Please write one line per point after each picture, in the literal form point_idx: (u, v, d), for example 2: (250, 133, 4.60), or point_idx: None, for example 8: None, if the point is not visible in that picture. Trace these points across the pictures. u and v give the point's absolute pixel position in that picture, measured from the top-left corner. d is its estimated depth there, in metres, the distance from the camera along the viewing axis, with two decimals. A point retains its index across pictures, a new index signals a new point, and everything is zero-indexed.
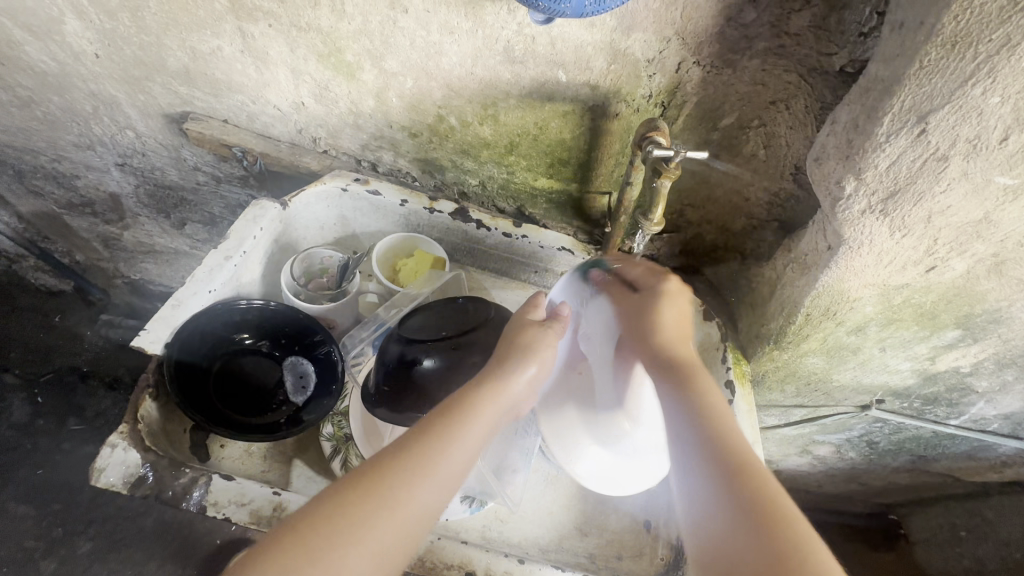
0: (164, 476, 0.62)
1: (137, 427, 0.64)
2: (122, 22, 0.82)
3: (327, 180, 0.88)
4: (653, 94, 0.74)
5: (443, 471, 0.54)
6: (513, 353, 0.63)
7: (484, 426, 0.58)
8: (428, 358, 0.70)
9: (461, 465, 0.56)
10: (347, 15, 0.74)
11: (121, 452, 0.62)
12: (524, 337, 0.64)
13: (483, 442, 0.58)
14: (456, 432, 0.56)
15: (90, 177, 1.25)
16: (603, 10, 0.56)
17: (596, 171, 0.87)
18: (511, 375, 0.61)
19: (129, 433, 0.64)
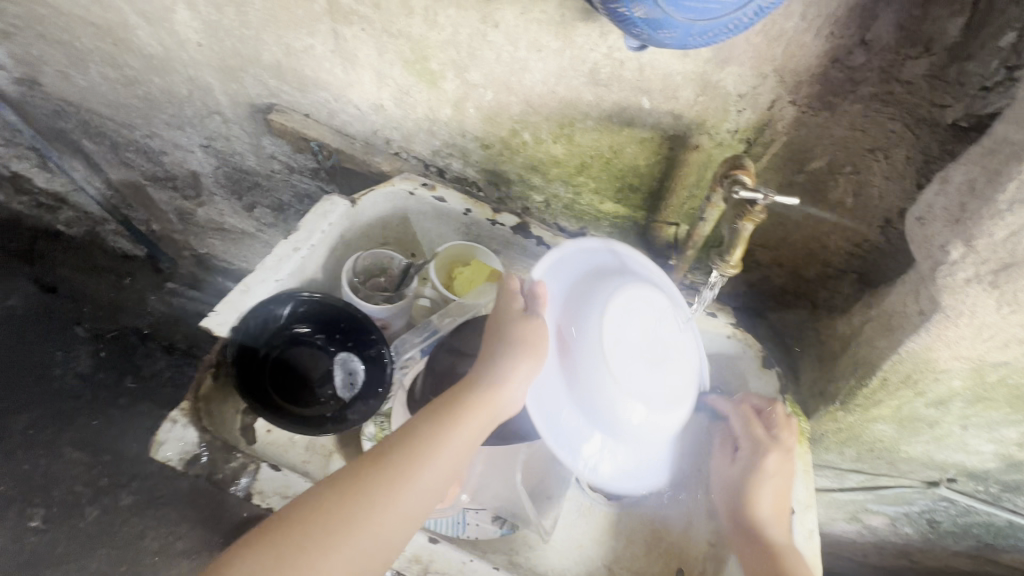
0: (217, 458, 0.65)
1: (197, 404, 0.67)
2: (227, 15, 0.87)
3: (396, 183, 0.90)
4: (740, 129, 0.71)
5: (430, 464, 0.59)
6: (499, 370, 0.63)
7: (470, 425, 0.60)
8: None
9: (449, 461, 0.60)
10: (438, 25, 0.75)
11: (180, 428, 0.65)
12: (512, 330, 0.64)
13: (471, 441, 0.61)
14: (441, 428, 0.60)
15: (176, 154, 1.32)
16: (709, 42, 0.51)
17: (666, 201, 0.85)
18: (496, 397, 0.62)
19: (189, 409, 0.67)
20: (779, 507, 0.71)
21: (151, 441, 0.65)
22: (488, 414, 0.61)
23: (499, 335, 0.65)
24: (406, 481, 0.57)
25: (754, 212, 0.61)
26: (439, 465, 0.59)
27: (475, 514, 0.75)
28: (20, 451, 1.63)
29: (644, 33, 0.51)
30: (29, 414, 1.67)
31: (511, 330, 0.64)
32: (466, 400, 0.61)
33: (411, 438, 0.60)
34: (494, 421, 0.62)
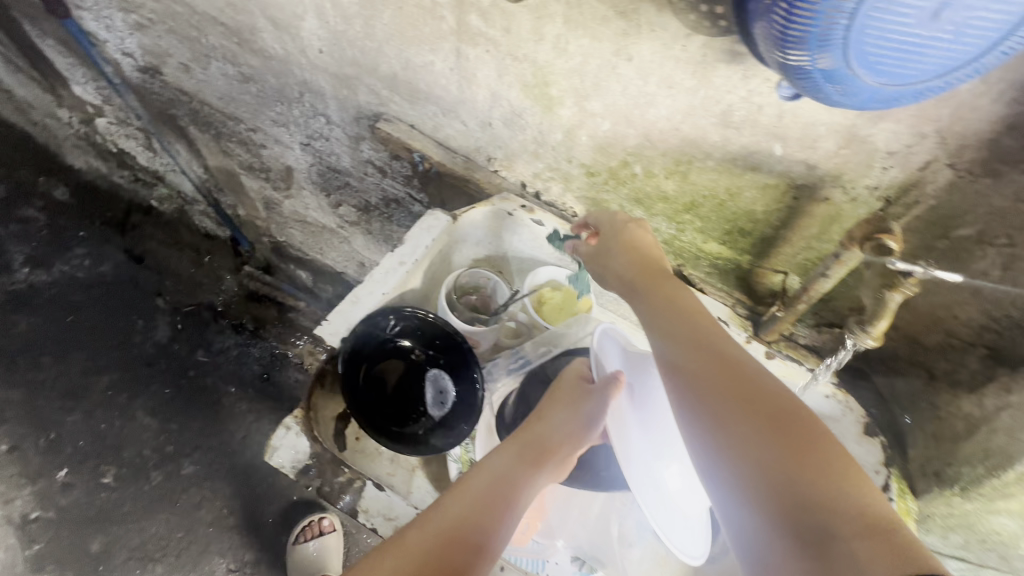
0: (326, 471, 0.69)
1: (307, 414, 0.71)
2: (354, 26, 0.89)
3: (496, 203, 0.89)
4: (880, 187, 0.67)
5: (496, 500, 0.63)
6: (549, 405, 0.72)
7: (528, 465, 0.67)
8: (556, 412, 0.71)
9: (512, 499, 0.64)
10: (567, 54, 0.74)
11: (293, 436, 0.70)
12: (560, 386, 0.74)
13: (526, 476, 0.66)
14: (504, 468, 0.66)
15: (274, 149, 1.37)
16: (886, 108, 0.47)
17: (776, 249, 0.82)
18: (551, 425, 0.70)
19: (300, 418, 0.71)
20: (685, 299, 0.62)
21: (267, 446, 0.70)
22: (547, 457, 0.68)
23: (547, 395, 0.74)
24: (474, 514, 0.60)
25: (905, 283, 0.61)
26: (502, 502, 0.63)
27: (555, 554, 0.77)
28: (97, 410, 1.71)
29: (813, 82, 0.46)
30: (108, 376, 1.75)
31: (558, 388, 0.74)
32: (525, 445, 0.69)
33: (472, 480, 0.64)
34: (547, 458, 0.68)
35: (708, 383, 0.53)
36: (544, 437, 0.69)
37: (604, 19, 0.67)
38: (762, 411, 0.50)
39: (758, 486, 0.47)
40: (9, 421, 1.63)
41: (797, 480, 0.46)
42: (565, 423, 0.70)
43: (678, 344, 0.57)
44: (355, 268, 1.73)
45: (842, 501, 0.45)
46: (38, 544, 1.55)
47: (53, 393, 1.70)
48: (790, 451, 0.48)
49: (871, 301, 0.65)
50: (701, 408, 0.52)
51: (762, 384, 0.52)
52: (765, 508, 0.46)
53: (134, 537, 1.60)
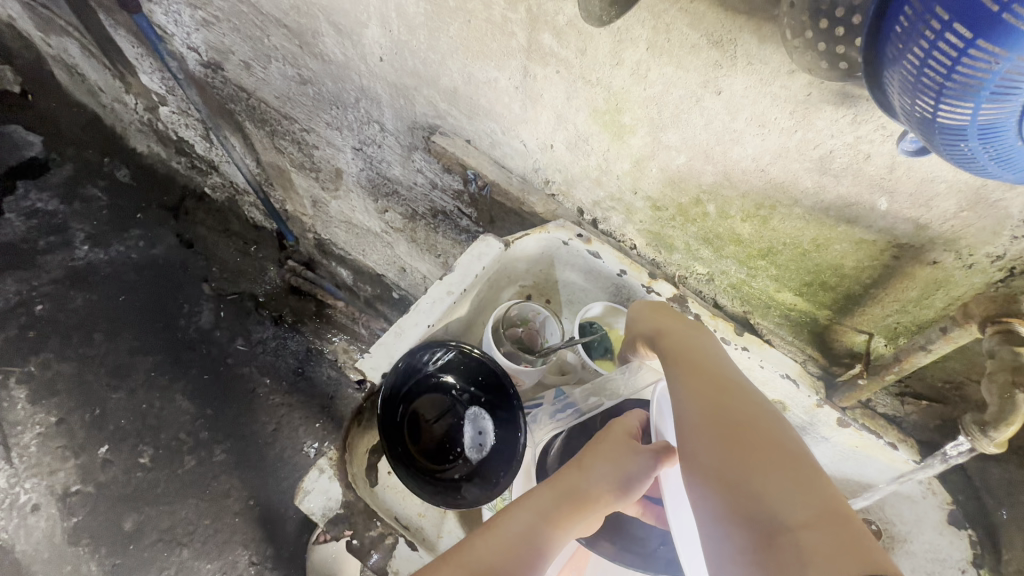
0: (358, 522, 0.66)
1: (343, 457, 0.69)
2: (418, 38, 0.85)
3: (551, 230, 0.83)
4: (1004, 258, 0.58)
5: (520, 552, 0.57)
6: (592, 458, 0.64)
7: (563, 518, 0.60)
8: (600, 471, 0.63)
9: (539, 552, 0.58)
10: (647, 81, 0.67)
11: (326, 480, 0.67)
12: (609, 432, 0.67)
13: (552, 533, 0.60)
14: (536, 516, 0.60)
15: (326, 151, 1.36)
16: None
17: (862, 309, 0.73)
18: (591, 482, 0.62)
19: (335, 460, 0.69)
20: (678, 336, 0.67)
21: (297, 487, 0.67)
22: (583, 510, 0.61)
23: (593, 439, 0.67)
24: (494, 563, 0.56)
25: None
26: (528, 554, 0.57)
27: None
28: (140, 390, 1.75)
29: (961, 140, 0.39)
30: (153, 357, 1.80)
31: (607, 434, 0.67)
32: (561, 493, 0.62)
33: (498, 526, 0.59)
34: (579, 518, 0.61)
35: (688, 400, 0.57)
36: (584, 490, 0.62)
37: (693, 47, 0.60)
38: (728, 418, 0.53)
39: (715, 485, 0.50)
40: (59, 394, 1.69)
41: (752, 478, 0.48)
42: (610, 477, 0.63)
43: (672, 371, 0.62)
44: (395, 273, 1.71)
45: (790, 497, 0.46)
46: (76, 517, 1.59)
47: (101, 370, 1.75)
48: (747, 451, 0.50)
49: (994, 398, 0.57)
50: (682, 421, 0.56)
51: (734, 398, 0.55)
52: (724, 505, 0.48)
53: (164, 519, 1.63)
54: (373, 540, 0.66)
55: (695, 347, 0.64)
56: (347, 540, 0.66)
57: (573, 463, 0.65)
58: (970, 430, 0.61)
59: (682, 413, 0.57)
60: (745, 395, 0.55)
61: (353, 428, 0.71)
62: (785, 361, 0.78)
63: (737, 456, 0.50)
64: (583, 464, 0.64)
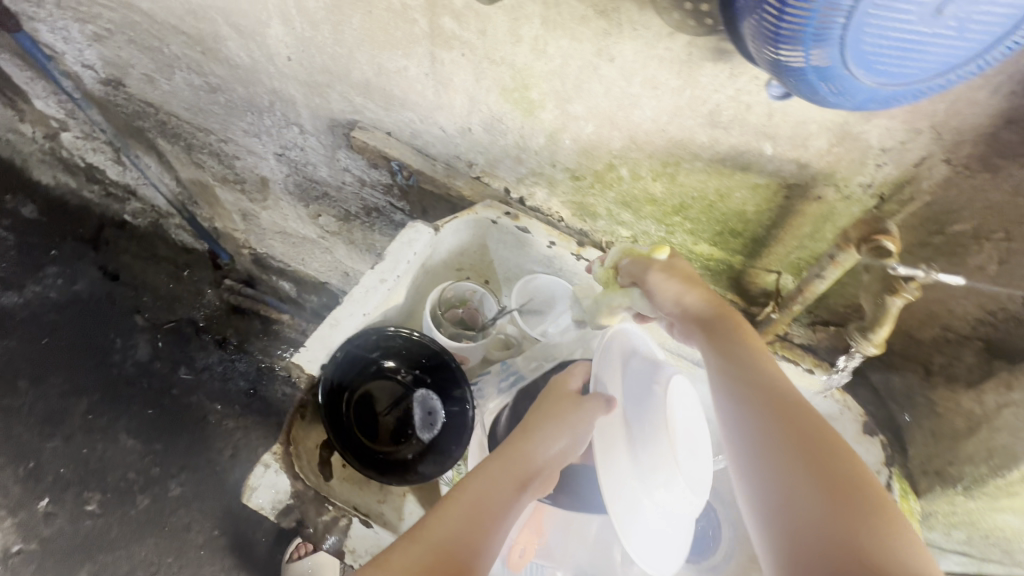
0: (308, 509, 0.66)
1: (288, 449, 0.67)
2: (322, 32, 0.85)
3: (479, 211, 0.86)
4: (875, 185, 0.65)
5: (473, 508, 0.57)
6: (537, 421, 0.67)
7: (511, 472, 0.62)
8: (540, 429, 0.66)
9: (491, 509, 0.58)
10: (546, 55, 0.71)
11: (272, 474, 0.66)
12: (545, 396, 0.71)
13: (508, 494, 0.60)
14: (483, 476, 0.61)
15: (248, 160, 1.32)
16: (885, 105, 0.45)
17: (769, 250, 0.80)
18: (535, 442, 0.65)
19: (281, 454, 0.67)
20: (729, 324, 0.60)
21: (244, 486, 0.66)
22: (529, 466, 0.63)
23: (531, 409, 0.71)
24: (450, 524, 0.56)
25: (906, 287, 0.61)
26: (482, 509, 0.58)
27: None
28: (77, 435, 1.64)
29: (805, 80, 0.43)
30: (88, 399, 1.69)
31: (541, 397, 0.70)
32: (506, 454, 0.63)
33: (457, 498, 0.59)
34: (529, 478, 0.63)
35: (753, 416, 0.52)
36: (530, 450, 0.64)
37: (582, 19, 0.64)
38: (806, 447, 0.49)
39: (790, 519, 0.46)
40: None
41: (836, 522, 0.44)
42: (550, 432, 0.65)
43: (734, 374, 0.56)
44: (339, 278, 1.69)
45: (876, 548, 0.43)
46: None
47: (30, 420, 1.63)
48: (828, 488, 0.46)
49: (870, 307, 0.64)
50: (747, 434, 0.51)
51: (813, 419, 0.51)
52: (797, 546, 0.44)
53: (122, 564, 1.55)
54: (328, 525, 0.66)
55: (753, 347, 0.58)
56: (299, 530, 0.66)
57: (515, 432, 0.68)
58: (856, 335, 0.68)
59: (752, 427, 0.51)
60: (824, 421, 0.51)
61: (297, 421, 0.71)
62: None
63: (820, 489, 0.46)
64: (528, 428, 0.66)
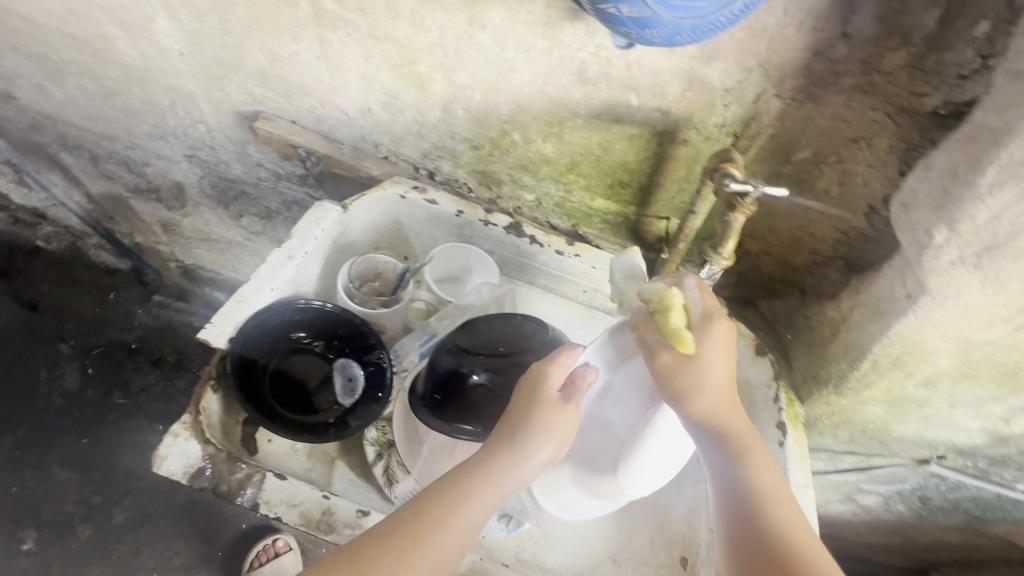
0: (221, 470, 0.64)
1: (198, 417, 0.66)
2: (209, 23, 0.86)
3: (387, 186, 0.90)
4: (727, 123, 0.72)
5: (446, 529, 0.56)
6: (535, 429, 0.60)
7: (492, 487, 0.58)
8: (533, 440, 0.60)
9: (465, 527, 0.56)
10: (424, 28, 0.75)
11: (182, 441, 0.64)
12: (533, 381, 0.63)
13: (482, 509, 0.58)
14: (461, 487, 0.58)
15: (159, 165, 1.30)
16: (698, 39, 0.54)
17: (656, 196, 0.86)
18: (528, 455, 0.60)
19: (191, 422, 0.66)
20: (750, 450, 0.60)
21: (152, 456, 0.63)
22: (513, 475, 0.59)
23: (517, 389, 0.64)
24: (419, 552, 0.54)
25: (744, 204, 0.66)
26: (453, 532, 0.56)
27: None
28: (6, 471, 1.57)
29: (625, 24, 0.53)
30: (17, 434, 1.62)
31: (531, 383, 0.63)
32: (489, 462, 0.59)
33: (433, 514, 0.56)
34: (508, 490, 0.59)
35: (747, 518, 0.57)
36: (519, 460, 0.59)
37: None
38: None
39: None
40: None
41: None
42: (541, 433, 0.60)
43: (745, 505, 0.57)
44: None
45: None
46: None
47: None
48: None
49: (721, 226, 0.69)
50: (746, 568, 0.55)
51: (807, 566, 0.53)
52: None
53: None
54: (241, 482, 0.64)
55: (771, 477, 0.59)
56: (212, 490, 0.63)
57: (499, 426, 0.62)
58: (708, 255, 0.71)
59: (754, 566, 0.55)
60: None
61: (208, 394, 0.71)
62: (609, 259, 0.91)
63: None
64: (524, 434, 0.60)
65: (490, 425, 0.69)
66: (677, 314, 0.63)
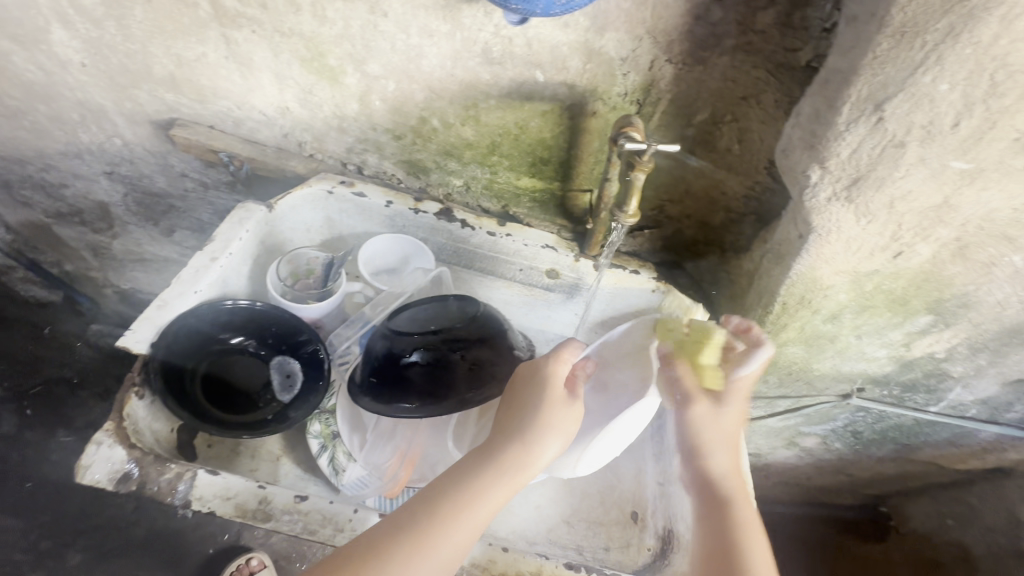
0: (149, 471, 0.63)
1: (122, 423, 0.66)
2: (108, 30, 0.84)
3: (313, 183, 0.89)
4: (628, 92, 0.77)
5: (458, 524, 0.55)
6: (553, 416, 0.61)
7: (502, 482, 0.58)
8: (546, 427, 0.60)
9: (474, 522, 0.56)
10: (328, 20, 0.76)
11: (106, 449, 0.64)
12: (541, 376, 0.63)
13: (501, 494, 0.58)
14: (471, 483, 0.57)
15: (77, 186, 1.24)
16: (570, 9, 0.61)
17: (577, 169, 0.89)
18: (545, 440, 0.60)
19: (114, 429, 0.66)
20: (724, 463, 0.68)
21: (76, 466, 0.63)
22: (522, 469, 0.59)
23: (520, 384, 0.63)
24: (430, 550, 0.53)
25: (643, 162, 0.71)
26: (465, 525, 0.55)
27: None
28: None
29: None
30: None
31: (537, 378, 0.63)
32: (499, 458, 0.59)
33: (457, 501, 0.56)
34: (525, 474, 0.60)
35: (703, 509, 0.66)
36: (536, 445, 0.60)
37: None
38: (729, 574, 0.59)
39: None
40: None
41: None
42: (549, 427, 0.60)
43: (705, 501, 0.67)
44: None
45: None
46: None
47: None
48: None
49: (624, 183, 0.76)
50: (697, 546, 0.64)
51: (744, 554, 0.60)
52: None
53: None
54: (172, 482, 0.63)
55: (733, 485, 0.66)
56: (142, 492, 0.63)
57: (504, 422, 0.61)
58: (615, 213, 0.78)
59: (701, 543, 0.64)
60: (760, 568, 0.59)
61: (133, 402, 0.70)
62: (539, 236, 0.93)
63: None
64: (542, 420, 0.60)
65: (426, 401, 0.70)
66: (711, 352, 0.69)
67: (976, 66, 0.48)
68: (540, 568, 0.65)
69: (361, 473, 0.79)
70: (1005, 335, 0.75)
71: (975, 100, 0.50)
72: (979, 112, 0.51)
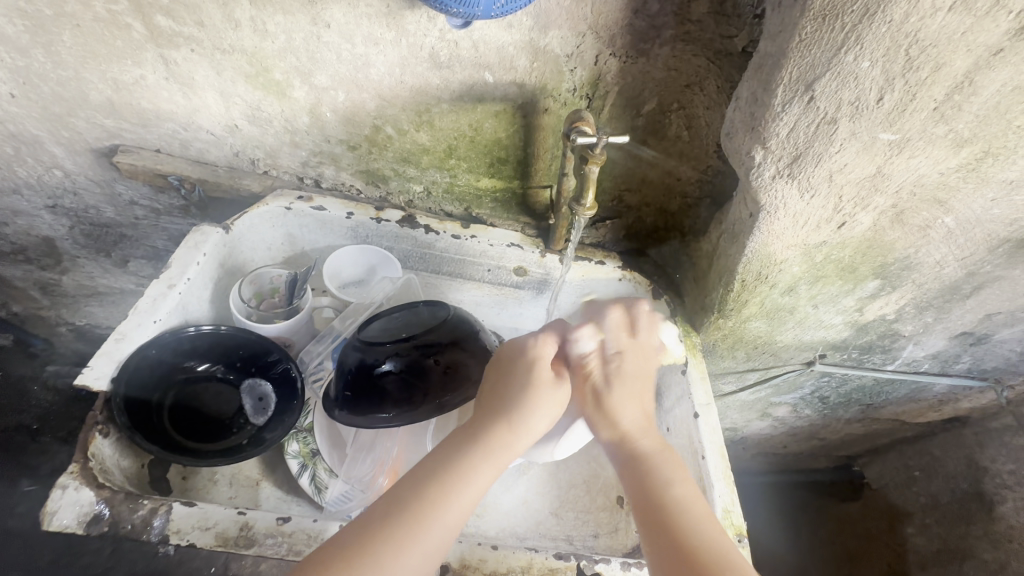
0: (121, 510, 0.61)
1: (88, 464, 0.64)
2: (36, 58, 0.80)
3: (269, 201, 0.88)
4: (577, 87, 0.78)
5: (445, 509, 0.55)
6: (541, 393, 0.61)
7: (488, 462, 0.58)
8: (538, 407, 0.61)
9: (462, 503, 0.56)
10: (270, 34, 0.75)
11: (73, 492, 0.61)
12: (529, 356, 0.63)
13: (487, 475, 0.58)
14: (456, 468, 0.57)
15: (18, 223, 1.18)
16: (509, 11, 0.62)
17: (535, 167, 0.90)
18: (531, 418, 0.61)
19: (80, 472, 0.63)
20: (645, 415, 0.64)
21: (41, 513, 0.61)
22: (505, 450, 0.60)
23: (501, 370, 0.64)
24: (419, 537, 0.53)
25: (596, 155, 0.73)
26: (455, 509, 0.55)
27: None
28: None
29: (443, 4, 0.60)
30: None
31: (522, 360, 0.63)
32: (486, 440, 0.59)
33: (448, 486, 0.56)
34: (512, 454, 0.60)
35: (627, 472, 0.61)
36: (523, 422, 0.60)
37: None
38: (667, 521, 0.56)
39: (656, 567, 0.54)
40: None
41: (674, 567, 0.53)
42: (535, 408, 0.61)
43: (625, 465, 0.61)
44: None
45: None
46: None
47: None
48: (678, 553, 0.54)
49: (580, 178, 0.77)
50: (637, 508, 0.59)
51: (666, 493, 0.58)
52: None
53: None
54: (147, 518, 0.62)
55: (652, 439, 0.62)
56: (116, 533, 0.61)
57: (488, 406, 0.62)
58: (573, 207, 0.79)
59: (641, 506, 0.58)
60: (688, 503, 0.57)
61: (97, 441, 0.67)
62: (503, 235, 0.93)
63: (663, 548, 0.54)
64: (531, 397, 0.61)
65: (403, 409, 0.70)
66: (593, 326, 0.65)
67: (892, 44, 0.52)
68: (531, 561, 0.65)
69: (343, 488, 0.76)
70: (947, 292, 0.79)
71: (895, 75, 0.53)
72: (900, 86, 0.54)
